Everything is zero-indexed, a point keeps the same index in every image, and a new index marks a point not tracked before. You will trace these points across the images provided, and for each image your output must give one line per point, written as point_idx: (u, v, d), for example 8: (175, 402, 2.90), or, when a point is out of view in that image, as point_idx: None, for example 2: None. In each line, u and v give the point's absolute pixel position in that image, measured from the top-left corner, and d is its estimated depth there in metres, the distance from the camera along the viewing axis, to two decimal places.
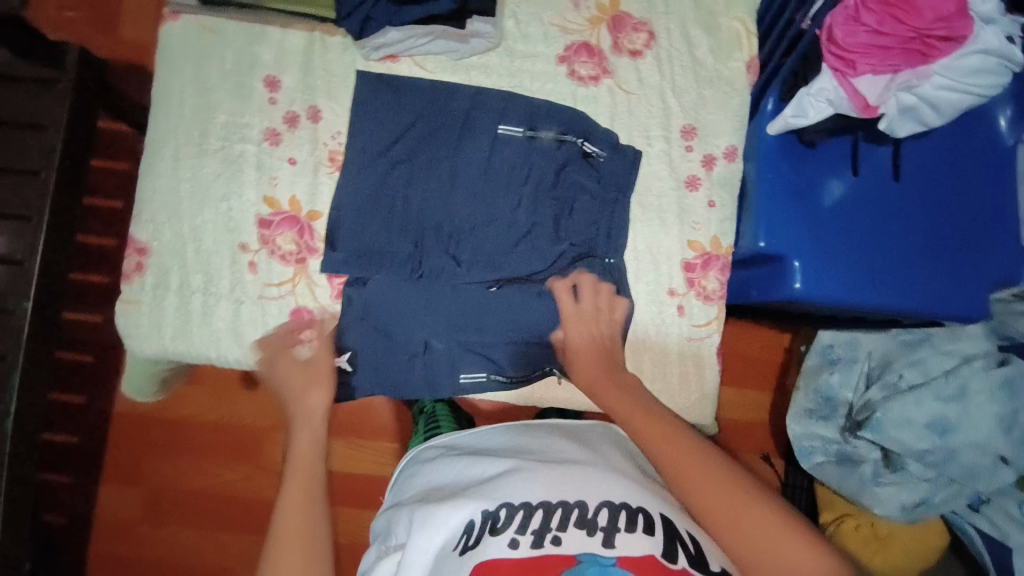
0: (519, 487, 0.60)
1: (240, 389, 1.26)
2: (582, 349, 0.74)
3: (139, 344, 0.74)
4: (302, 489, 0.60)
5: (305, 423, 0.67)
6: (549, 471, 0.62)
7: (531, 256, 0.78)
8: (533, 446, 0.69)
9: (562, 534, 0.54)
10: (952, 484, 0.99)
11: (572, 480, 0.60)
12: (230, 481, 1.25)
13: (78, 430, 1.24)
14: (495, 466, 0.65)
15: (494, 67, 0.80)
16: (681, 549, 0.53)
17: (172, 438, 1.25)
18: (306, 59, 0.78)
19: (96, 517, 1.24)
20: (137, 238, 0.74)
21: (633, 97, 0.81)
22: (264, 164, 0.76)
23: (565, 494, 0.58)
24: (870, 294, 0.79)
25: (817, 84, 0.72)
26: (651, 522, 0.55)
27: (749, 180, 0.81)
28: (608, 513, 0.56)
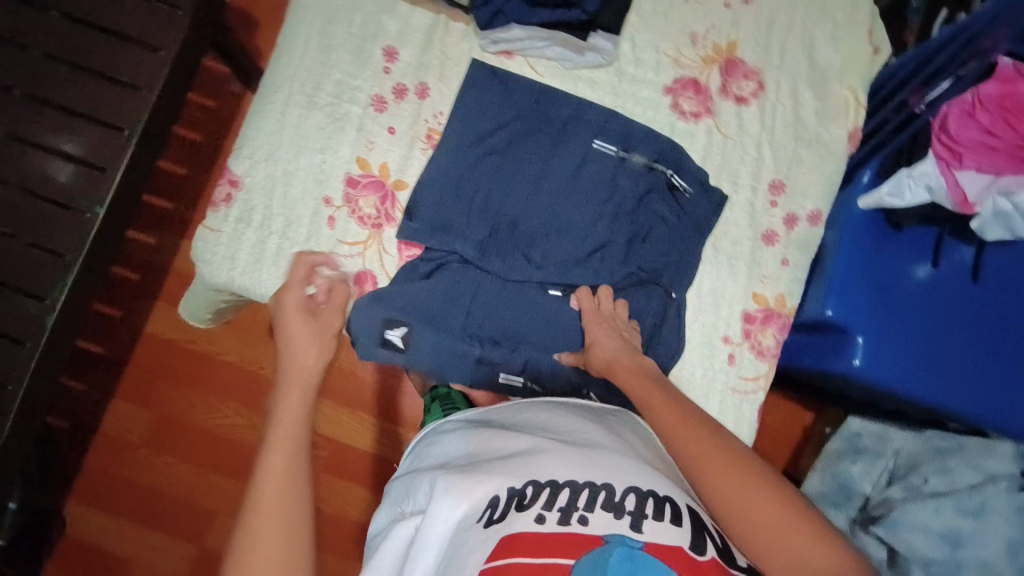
0: (547, 464, 0.55)
1: (266, 337, 1.28)
2: (602, 341, 0.71)
3: (208, 270, 0.76)
4: (286, 460, 0.53)
5: (295, 384, 0.58)
6: (579, 450, 0.56)
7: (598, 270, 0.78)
8: (559, 422, 0.64)
9: (590, 515, 0.49)
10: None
11: (600, 458, 0.55)
12: (234, 422, 1.27)
13: (109, 341, 1.27)
14: (522, 440, 0.60)
15: (602, 83, 0.82)
16: (707, 540, 0.49)
17: (194, 370, 1.27)
18: (426, 38, 0.81)
19: (104, 428, 1.26)
20: (232, 170, 0.77)
21: (730, 141, 0.82)
22: (365, 127, 0.79)
23: (590, 473, 0.53)
24: (926, 388, 0.79)
25: (919, 168, 0.72)
26: (679, 513, 0.50)
27: (828, 247, 0.82)
28: (634, 497, 0.50)
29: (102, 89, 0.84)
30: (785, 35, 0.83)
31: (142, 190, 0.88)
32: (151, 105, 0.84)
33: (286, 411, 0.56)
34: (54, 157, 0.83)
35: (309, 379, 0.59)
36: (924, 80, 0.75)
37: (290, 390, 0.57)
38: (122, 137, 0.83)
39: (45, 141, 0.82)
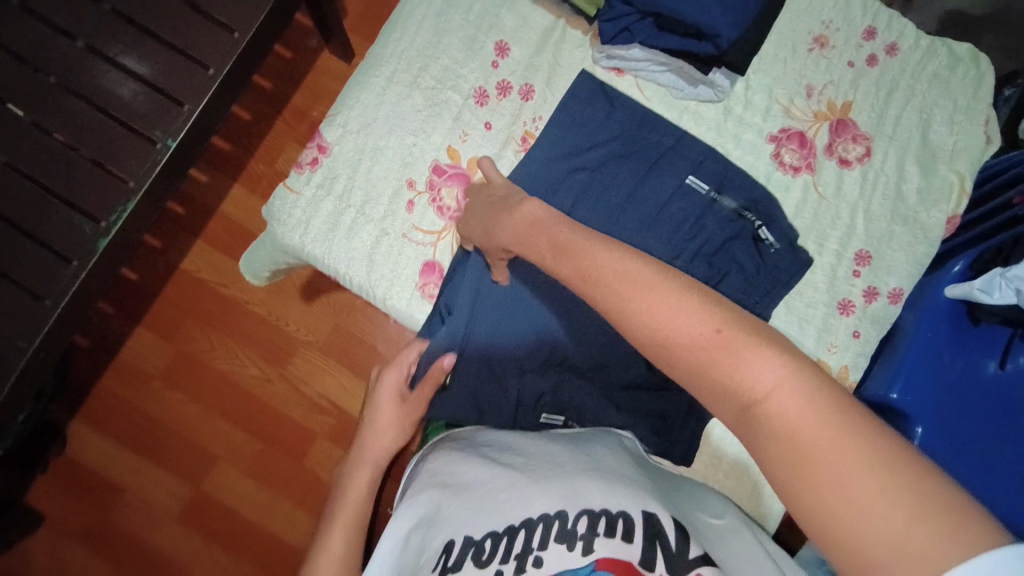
0: (505, 504, 0.54)
1: (298, 297, 1.27)
2: None
3: (280, 231, 0.75)
4: (345, 532, 0.64)
5: (365, 464, 0.69)
6: (535, 482, 0.56)
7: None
8: (527, 448, 0.63)
9: (544, 555, 0.48)
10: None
11: (554, 485, 0.54)
12: (252, 376, 1.26)
13: (145, 272, 1.27)
14: (484, 472, 0.59)
15: (707, 118, 0.80)
16: (658, 547, 0.48)
17: (220, 316, 1.27)
18: (541, 40, 0.80)
19: (123, 355, 1.26)
20: (323, 136, 0.76)
21: (825, 202, 0.80)
22: (462, 117, 0.78)
23: (541, 503, 0.53)
24: (988, 493, 0.74)
25: (1015, 270, 0.70)
26: (632, 528, 0.49)
27: (902, 329, 0.79)
28: (585, 519, 0.49)
29: (193, 19, 0.79)
30: (902, 105, 0.81)
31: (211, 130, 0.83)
32: (241, 48, 0.79)
33: (353, 486, 0.67)
34: (122, 75, 0.77)
35: (378, 461, 0.69)
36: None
37: (360, 469, 0.68)
38: (206, 75, 0.78)
39: (120, 59, 0.77)
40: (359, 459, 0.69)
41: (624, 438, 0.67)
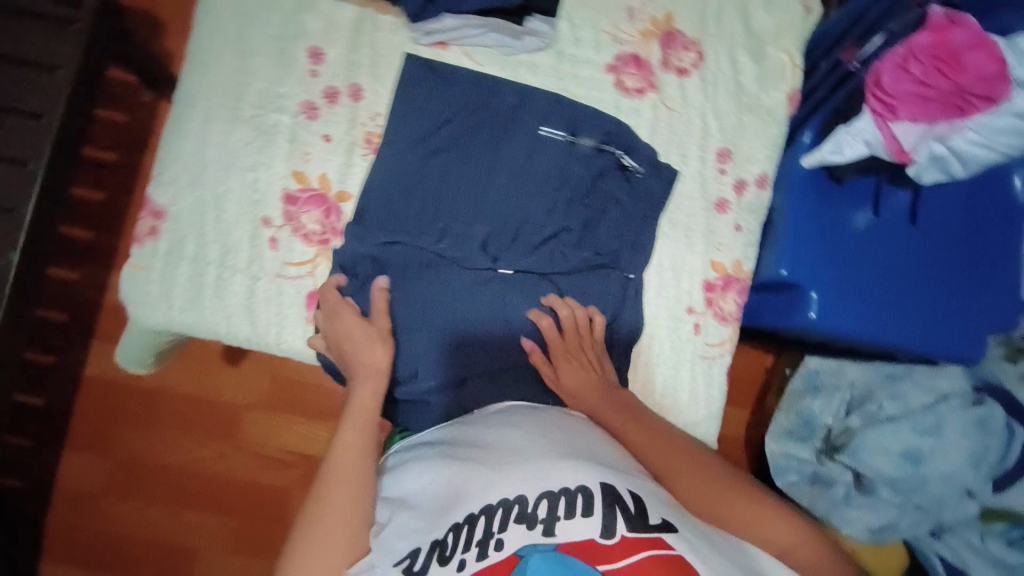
0: (471, 501, 0.54)
1: (224, 365, 1.20)
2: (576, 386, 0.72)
3: (143, 312, 0.71)
4: (359, 433, 0.64)
5: (367, 375, 0.67)
6: (499, 471, 0.56)
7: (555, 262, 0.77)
8: (484, 434, 0.62)
9: (505, 537, 0.51)
10: (922, 513, 1.02)
11: (517, 475, 0.55)
12: (204, 458, 1.19)
13: (48, 393, 1.16)
14: (444, 474, 0.58)
15: (543, 67, 0.79)
16: (619, 510, 0.52)
17: (150, 405, 1.18)
18: (354, 35, 0.75)
19: (59, 484, 1.16)
20: (155, 200, 0.72)
21: (675, 115, 0.82)
22: (298, 137, 0.74)
23: (504, 490, 0.54)
24: (878, 329, 0.83)
25: (856, 124, 0.74)
26: (592, 500, 0.52)
27: (777, 207, 0.84)
28: (546, 503, 0.53)
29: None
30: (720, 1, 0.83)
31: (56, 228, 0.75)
32: (54, 130, 0.71)
33: (358, 390, 0.67)
34: None
35: (382, 371, 0.68)
36: (859, 37, 0.80)
37: (364, 379, 0.67)
38: (26, 172, 0.70)
39: None
40: (359, 369, 0.68)
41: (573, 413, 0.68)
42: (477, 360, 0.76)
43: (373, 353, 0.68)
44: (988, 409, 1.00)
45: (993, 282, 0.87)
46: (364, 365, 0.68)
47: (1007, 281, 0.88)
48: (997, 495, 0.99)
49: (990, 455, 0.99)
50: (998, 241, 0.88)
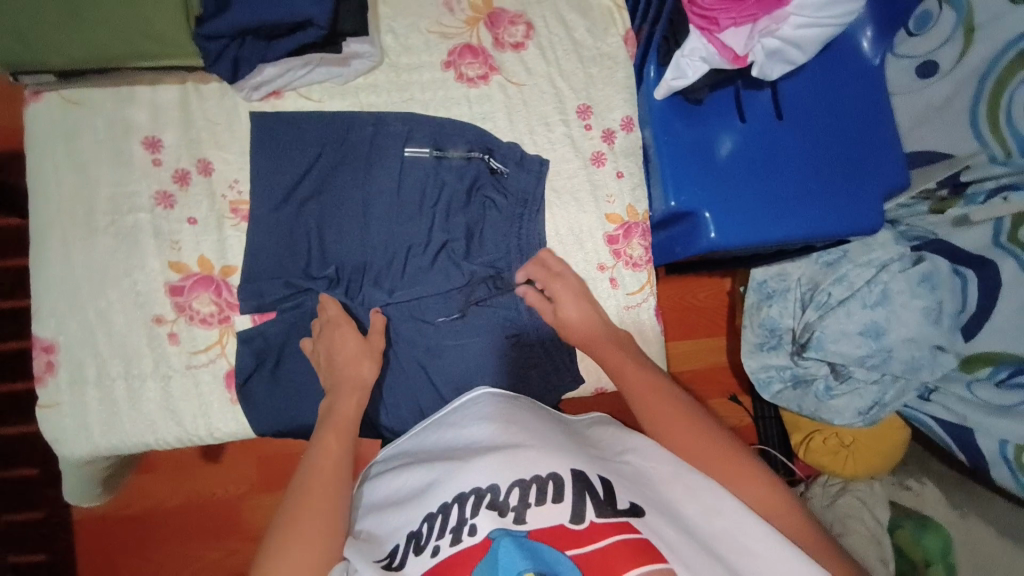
0: (440, 495, 0.51)
1: (203, 463, 1.11)
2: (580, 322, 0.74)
3: (67, 447, 0.70)
4: (336, 441, 0.61)
5: (350, 390, 0.66)
6: (469, 459, 0.52)
7: (453, 270, 0.78)
8: (460, 431, 0.59)
9: (477, 521, 0.47)
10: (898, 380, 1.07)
11: (487, 458, 0.51)
12: (216, 560, 1.11)
13: (44, 546, 1.07)
14: (423, 475, 0.55)
15: (382, 85, 0.79)
16: (588, 496, 0.48)
17: (145, 530, 1.10)
18: (183, 113, 0.75)
19: None
20: (40, 335, 0.70)
21: (524, 89, 0.83)
22: (162, 229, 0.73)
23: (475, 477, 0.50)
24: (785, 227, 0.84)
25: (688, 45, 0.76)
26: (561, 487, 0.49)
27: (649, 145, 0.86)
28: (517, 490, 0.49)
29: None
30: None
31: None
32: None
33: (340, 402, 0.65)
34: None
35: (365, 387, 0.67)
36: None
37: (346, 393, 0.66)
38: None
39: None
40: (343, 383, 0.66)
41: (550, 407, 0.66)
42: (420, 380, 0.77)
43: (360, 370, 0.68)
44: (929, 264, 1.02)
45: (877, 146, 0.89)
46: (347, 378, 0.67)
47: (889, 140, 0.90)
48: (969, 342, 1.01)
49: (947, 306, 1.01)
50: (868, 105, 0.90)
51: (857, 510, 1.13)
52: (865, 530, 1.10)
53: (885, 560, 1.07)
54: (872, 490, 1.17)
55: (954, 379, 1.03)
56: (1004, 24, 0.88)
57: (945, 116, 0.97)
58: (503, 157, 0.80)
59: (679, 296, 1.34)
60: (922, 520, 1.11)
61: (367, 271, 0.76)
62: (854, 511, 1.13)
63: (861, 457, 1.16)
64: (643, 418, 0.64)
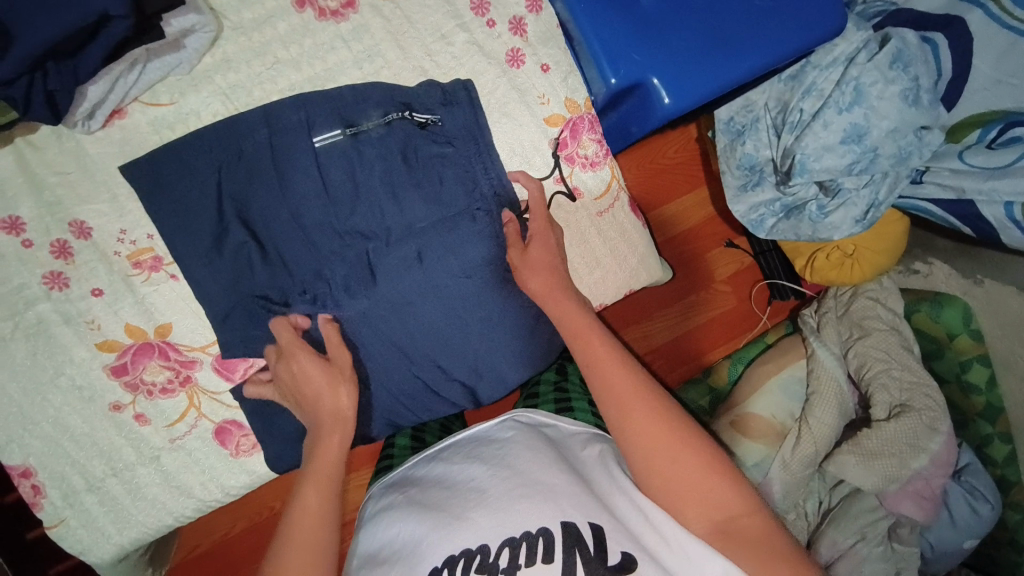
0: (426, 557, 0.44)
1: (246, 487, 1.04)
2: (534, 246, 0.65)
3: (93, 557, 0.68)
4: (319, 495, 0.54)
5: (331, 427, 0.57)
6: (465, 516, 0.45)
7: (411, 259, 0.69)
8: (452, 469, 0.52)
9: None
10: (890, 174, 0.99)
11: (487, 511, 0.45)
12: None
13: None
14: (413, 526, 0.47)
15: (237, 56, 0.65)
16: (578, 554, 0.41)
17: (225, 561, 1.04)
18: (26, 175, 0.62)
19: None
20: (10, 465, 0.64)
21: (401, 3, 0.69)
22: (71, 314, 0.64)
23: (466, 538, 0.44)
24: (740, 63, 0.73)
25: None
26: (552, 546, 0.42)
27: (567, 19, 0.73)
28: (507, 550, 0.42)
29: None
30: None
31: None
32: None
33: (322, 443, 0.56)
34: None
35: (348, 419, 0.58)
36: None
37: (329, 430, 0.57)
38: None
39: None
40: (322, 418, 0.57)
41: (532, 414, 0.58)
42: (419, 365, 0.72)
43: (338, 398, 0.58)
44: (899, 39, 0.92)
45: None
46: (322, 412, 0.58)
47: None
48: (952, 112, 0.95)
49: (924, 83, 0.92)
50: None
51: (872, 310, 1.10)
52: (883, 325, 1.08)
53: (908, 347, 1.08)
54: (883, 286, 1.12)
55: (943, 155, 0.97)
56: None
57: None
58: (426, 105, 0.68)
59: (648, 161, 1.23)
60: (935, 299, 1.06)
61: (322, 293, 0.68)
62: (870, 313, 1.10)
63: (868, 263, 1.09)
64: (594, 378, 0.54)
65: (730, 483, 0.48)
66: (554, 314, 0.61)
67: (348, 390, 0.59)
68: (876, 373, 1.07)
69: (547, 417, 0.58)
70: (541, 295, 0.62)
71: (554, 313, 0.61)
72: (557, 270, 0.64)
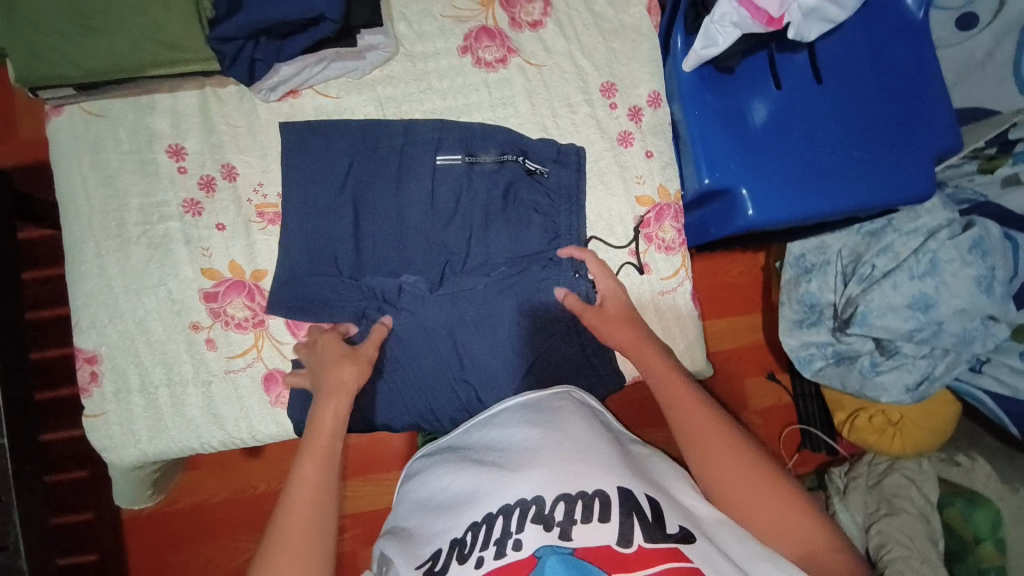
0: (484, 503, 0.47)
1: (246, 460, 1.09)
2: (611, 310, 0.72)
3: (115, 455, 0.73)
4: (319, 463, 0.59)
5: (331, 395, 0.64)
6: (514, 471, 0.48)
7: (477, 286, 0.75)
8: (504, 432, 0.55)
9: (522, 535, 0.43)
10: (949, 353, 1.00)
11: (542, 465, 0.47)
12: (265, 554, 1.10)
13: (95, 547, 1.07)
14: (474, 477, 0.50)
15: (399, 76, 0.77)
16: (636, 518, 0.43)
17: (194, 524, 1.08)
18: (205, 118, 0.74)
19: None
20: (83, 347, 0.72)
21: (544, 70, 0.80)
22: (191, 237, 0.74)
23: (520, 488, 0.46)
24: (825, 198, 0.79)
25: (718, 10, 0.72)
26: (608, 505, 0.44)
27: (679, 120, 0.82)
28: (563, 503, 0.44)
29: None
30: None
31: (27, 392, 0.77)
32: None
33: (321, 412, 0.63)
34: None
35: (348, 391, 0.65)
36: None
37: (326, 400, 0.64)
38: None
39: None
40: (325, 390, 0.65)
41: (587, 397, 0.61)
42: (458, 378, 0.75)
43: (349, 371, 0.66)
44: (984, 228, 0.95)
45: (921, 110, 0.84)
46: (330, 384, 0.65)
47: (935, 101, 0.84)
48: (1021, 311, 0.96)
49: (999, 274, 0.95)
50: (913, 64, 0.85)
51: (905, 489, 1.06)
52: (913, 510, 1.03)
53: (935, 540, 1.02)
54: (921, 468, 1.09)
55: (1004, 350, 0.97)
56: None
57: (988, 69, 0.94)
58: (539, 157, 0.77)
59: (711, 274, 1.27)
60: (971, 497, 1.03)
61: (391, 289, 0.74)
62: (903, 491, 1.06)
63: (910, 437, 1.09)
64: (672, 412, 0.60)
65: (810, 518, 0.51)
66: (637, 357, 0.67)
67: (351, 367, 0.66)
68: (894, 557, 0.98)
69: (598, 407, 0.60)
70: (622, 344, 0.70)
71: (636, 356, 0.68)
72: (637, 326, 0.71)
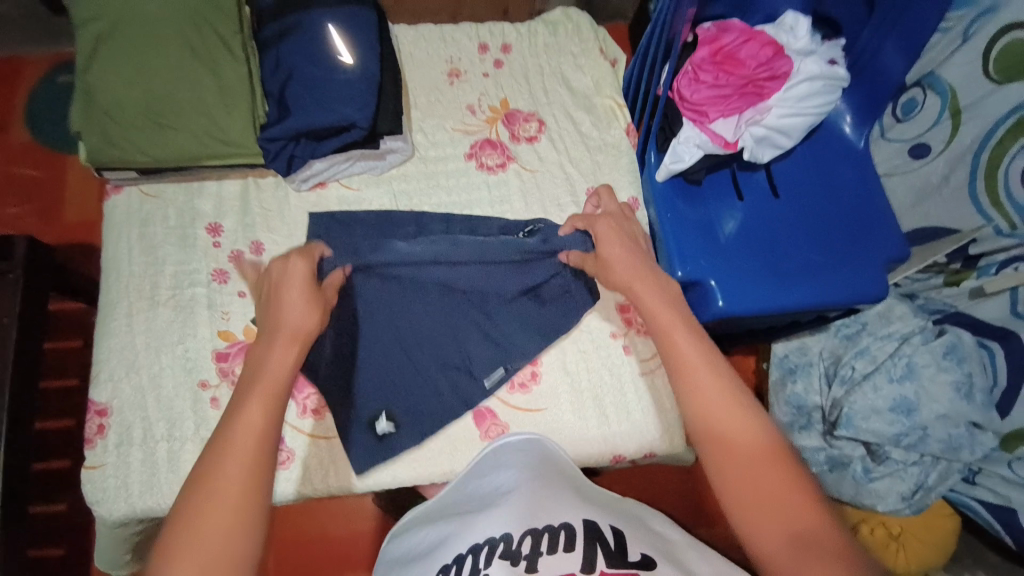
0: (452, 551, 0.51)
1: None
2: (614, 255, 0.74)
3: (103, 510, 0.74)
4: (243, 464, 0.54)
5: (262, 394, 0.59)
6: (486, 516, 0.54)
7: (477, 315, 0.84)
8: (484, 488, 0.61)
9: (489, 569, 0.46)
10: (940, 461, 1.01)
11: (512, 509, 0.53)
12: None
13: None
14: (450, 531, 0.55)
15: (412, 174, 0.91)
16: (598, 548, 0.47)
17: None
18: (243, 202, 0.86)
19: None
20: (95, 400, 0.77)
21: (537, 175, 0.93)
22: (215, 302, 0.82)
23: (490, 530, 0.51)
24: (794, 297, 0.87)
25: (683, 134, 0.87)
26: (573, 538, 0.48)
27: (655, 222, 0.94)
28: (530, 538, 0.49)
29: None
30: (541, 81, 0.99)
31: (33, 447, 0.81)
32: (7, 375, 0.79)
33: (246, 408, 0.58)
34: None
35: (279, 387, 0.61)
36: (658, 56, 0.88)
37: (256, 399, 0.59)
38: None
39: None
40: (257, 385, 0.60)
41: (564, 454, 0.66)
42: (448, 444, 0.80)
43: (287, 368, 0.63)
44: (956, 336, 1.00)
45: (872, 223, 0.95)
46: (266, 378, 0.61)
47: (885, 216, 0.95)
48: (1006, 419, 0.96)
49: (977, 381, 0.97)
50: (859, 186, 0.98)
51: None
52: None
53: None
54: None
55: (993, 459, 0.97)
56: (991, 104, 0.87)
57: (945, 192, 0.96)
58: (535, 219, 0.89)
59: None
60: None
61: (404, 354, 0.81)
62: None
63: (914, 552, 1.06)
64: (672, 369, 0.61)
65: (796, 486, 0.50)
66: (647, 302, 0.68)
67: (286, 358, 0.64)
68: None
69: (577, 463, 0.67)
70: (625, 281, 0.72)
71: (643, 301, 0.68)
72: (646, 270, 0.72)
